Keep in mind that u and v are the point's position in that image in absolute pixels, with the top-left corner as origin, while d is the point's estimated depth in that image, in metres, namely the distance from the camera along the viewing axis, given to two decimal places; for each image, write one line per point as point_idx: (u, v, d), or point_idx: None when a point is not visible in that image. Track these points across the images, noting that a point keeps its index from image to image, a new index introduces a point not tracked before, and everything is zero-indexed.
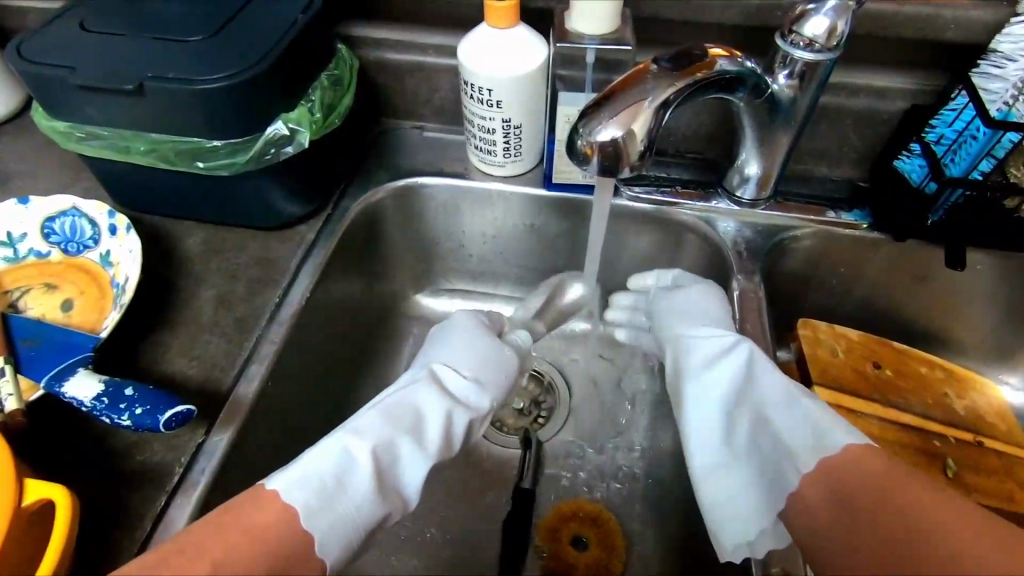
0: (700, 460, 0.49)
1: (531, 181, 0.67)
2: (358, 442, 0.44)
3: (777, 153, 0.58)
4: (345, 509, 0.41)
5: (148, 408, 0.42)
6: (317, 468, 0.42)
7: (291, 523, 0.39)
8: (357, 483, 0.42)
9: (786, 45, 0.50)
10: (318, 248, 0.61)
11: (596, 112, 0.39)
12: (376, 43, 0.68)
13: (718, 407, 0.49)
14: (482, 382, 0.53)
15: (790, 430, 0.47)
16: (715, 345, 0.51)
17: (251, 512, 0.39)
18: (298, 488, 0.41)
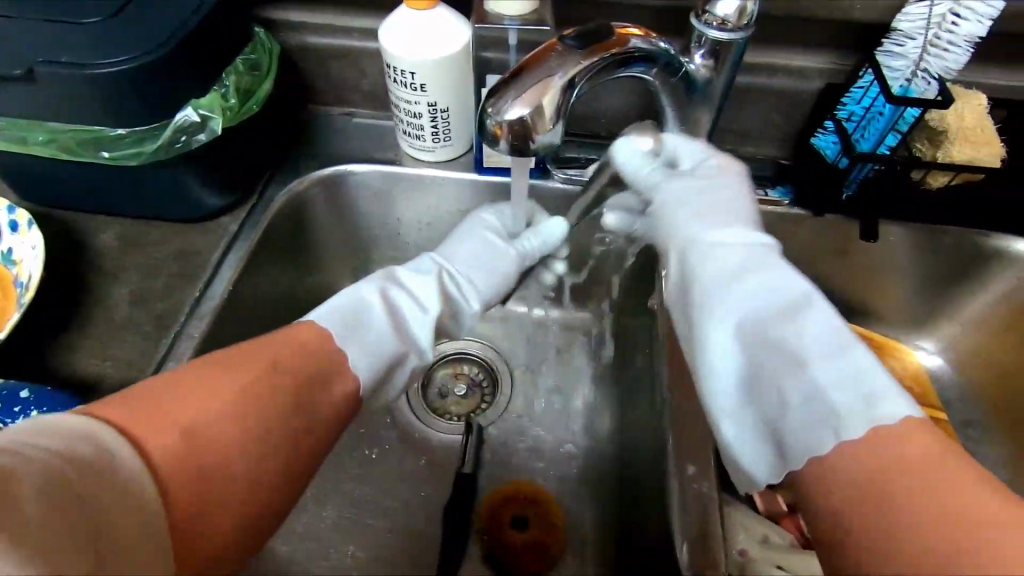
0: (716, 390, 0.44)
1: (463, 166, 0.66)
2: (369, 299, 0.50)
3: (700, 132, 0.59)
4: (368, 341, 0.47)
5: (45, 410, 0.40)
6: (355, 320, 0.47)
7: (325, 341, 0.44)
8: (375, 320, 0.48)
9: (699, 25, 0.51)
10: (242, 240, 0.59)
11: (502, 92, 0.39)
12: (297, 27, 0.66)
13: (735, 332, 0.44)
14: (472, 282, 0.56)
15: (829, 384, 0.39)
16: (771, 278, 0.45)
17: (297, 337, 0.43)
18: (326, 317, 0.46)
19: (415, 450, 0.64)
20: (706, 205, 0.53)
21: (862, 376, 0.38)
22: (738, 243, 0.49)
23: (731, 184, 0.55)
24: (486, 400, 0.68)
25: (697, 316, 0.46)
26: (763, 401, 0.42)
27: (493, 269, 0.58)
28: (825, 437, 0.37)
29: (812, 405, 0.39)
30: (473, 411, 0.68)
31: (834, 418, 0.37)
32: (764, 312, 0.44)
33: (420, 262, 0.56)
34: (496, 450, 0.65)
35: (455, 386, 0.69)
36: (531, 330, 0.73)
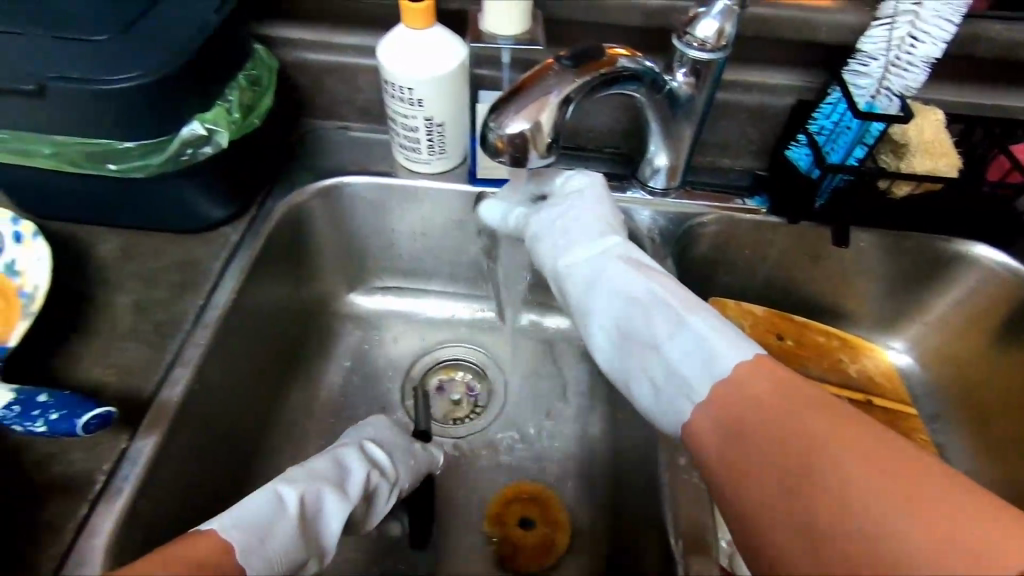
0: (606, 362, 0.51)
1: (457, 178, 0.68)
2: (282, 498, 0.44)
3: (682, 144, 0.63)
4: (272, 544, 0.41)
5: (64, 412, 0.41)
6: (253, 528, 0.40)
7: (228, 561, 0.38)
8: (284, 525, 0.42)
9: (681, 45, 0.55)
10: (243, 250, 0.60)
11: (503, 109, 0.41)
12: (295, 43, 0.68)
13: (612, 332, 0.51)
14: (392, 458, 0.56)
15: (681, 360, 0.44)
16: (639, 270, 0.51)
17: (187, 548, 0.36)
18: (233, 526, 0.40)
19: None
20: (568, 226, 0.56)
21: (699, 343, 0.44)
22: (577, 259, 0.54)
23: (594, 199, 0.57)
24: (480, 405, 0.71)
25: (575, 302, 0.54)
26: (639, 380, 0.48)
27: (406, 452, 0.57)
28: (684, 404, 0.43)
29: (672, 380, 0.45)
30: (468, 415, 0.70)
31: (692, 384, 0.43)
32: (623, 310, 0.50)
33: (319, 459, 0.50)
34: (492, 451, 0.67)
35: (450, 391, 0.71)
36: (522, 335, 0.75)
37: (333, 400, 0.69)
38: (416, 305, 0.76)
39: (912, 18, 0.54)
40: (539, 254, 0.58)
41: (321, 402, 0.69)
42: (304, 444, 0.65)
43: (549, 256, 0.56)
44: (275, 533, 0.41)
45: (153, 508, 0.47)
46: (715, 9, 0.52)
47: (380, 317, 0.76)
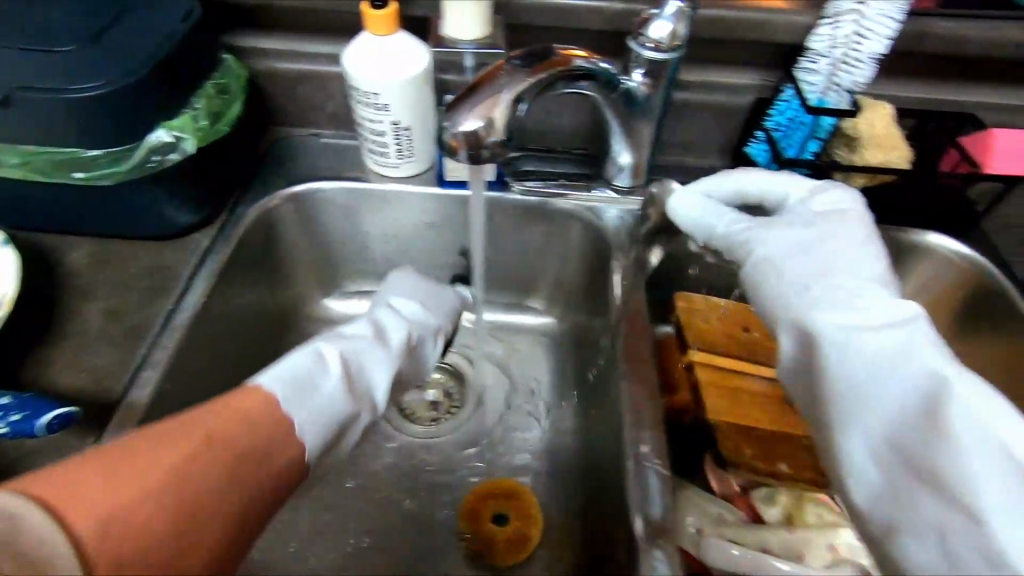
0: (858, 475, 0.47)
1: (427, 181, 0.70)
2: (328, 359, 0.49)
3: (643, 143, 0.64)
4: (318, 401, 0.45)
5: (26, 414, 0.42)
6: (308, 386, 0.45)
7: (272, 407, 0.41)
8: (325, 381, 0.47)
9: (636, 46, 0.56)
10: (213, 256, 0.61)
11: (455, 109, 0.43)
12: (264, 52, 0.69)
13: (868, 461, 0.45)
14: (426, 308, 0.63)
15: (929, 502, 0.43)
16: (912, 362, 0.45)
17: (243, 401, 0.40)
18: (283, 376, 0.45)
19: (389, 453, 0.67)
20: (831, 271, 0.49)
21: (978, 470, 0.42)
22: (869, 334, 0.46)
23: (876, 242, 0.50)
24: (457, 404, 0.71)
25: (838, 380, 0.47)
26: (921, 498, 0.45)
27: (438, 298, 0.65)
28: (998, 532, 0.42)
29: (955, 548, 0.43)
30: (444, 414, 0.70)
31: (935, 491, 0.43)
32: (915, 415, 0.45)
33: (359, 326, 0.56)
34: (467, 449, 0.68)
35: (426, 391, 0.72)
36: (496, 335, 0.76)
37: None
38: None
39: (856, 16, 0.56)
40: (772, 312, 0.51)
41: None
42: None
43: (799, 313, 0.48)
44: (328, 388, 0.46)
45: None
46: (667, 11, 0.54)
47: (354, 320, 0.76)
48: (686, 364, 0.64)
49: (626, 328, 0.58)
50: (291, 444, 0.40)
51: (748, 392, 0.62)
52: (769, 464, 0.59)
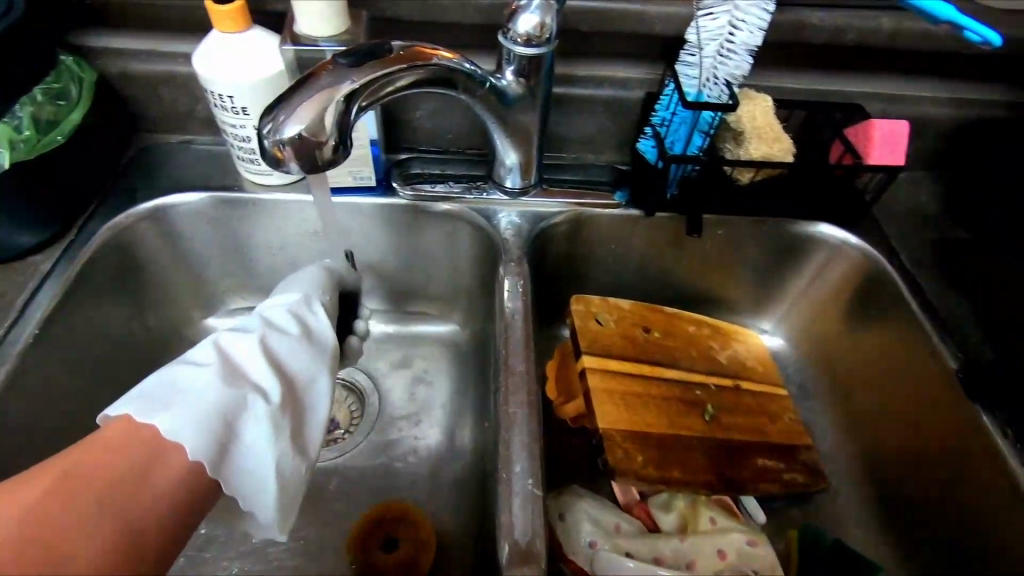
0: None
1: (305, 188, 0.65)
2: (202, 363, 0.48)
3: (530, 140, 0.61)
4: (177, 407, 0.43)
5: None
6: (177, 394, 0.44)
7: (127, 434, 0.41)
8: (183, 392, 0.45)
9: (507, 42, 0.53)
10: (53, 279, 0.55)
11: (274, 113, 0.39)
12: (117, 53, 0.63)
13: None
14: (307, 298, 0.58)
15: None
16: None
17: (102, 435, 0.40)
18: (132, 399, 0.43)
19: None
20: None
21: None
22: None
23: None
24: (352, 425, 0.67)
25: None
26: None
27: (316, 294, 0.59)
28: None
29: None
30: (338, 436, 0.66)
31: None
32: None
33: (247, 324, 0.54)
34: (359, 473, 0.64)
35: None
36: (395, 347, 0.73)
37: None
38: None
39: (730, 7, 0.54)
40: None
41: None
42: None
43: None
44: (201, 387, 0.45)
45: None
46: (533, 4, 0.51)
47: None
48: (581, 371, 0.63)
49: (508, 339, 0.56)
50: (165, 459, 0.40)
51: (633, 393, 0.62)
52: (662, 471, 0.58)
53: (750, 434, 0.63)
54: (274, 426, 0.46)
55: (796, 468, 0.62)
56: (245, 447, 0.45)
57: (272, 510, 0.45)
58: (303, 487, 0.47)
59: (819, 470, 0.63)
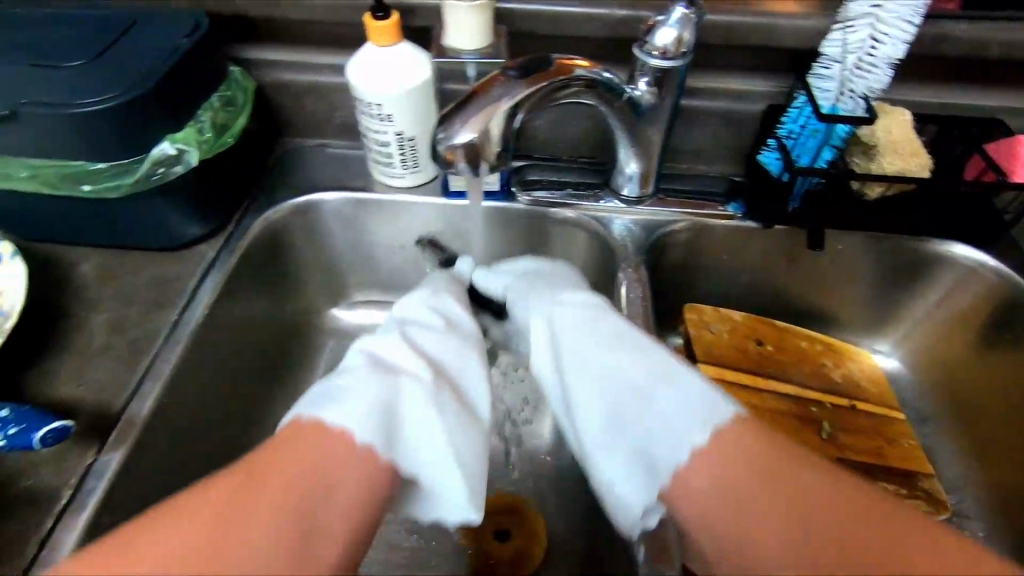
0: None
1: (431, 190, 0.69)
2: (358, 372, 0.47)
3: (652, 151, 0.63)
4: (348, 403, 0.43)
5: (24, 427, 0.39)
6: (345, 391, 0.44)
7: (305, 436, 0.40)
8: (351, 391, 0.44)
9: (642, 54, 0.55)
10: (216, 269, 0.61)
11: (452, 117, 0.42)
12: (271, 65, 0.69)
13: (614, 314, 0.54)
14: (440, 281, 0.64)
15: (667, 367, 0.48)
16: None
17: (291, 433, 0.40)
18: (307, 404, 0.43)
19: None
20: None
21: (697, 403, 0.44)
22: None
23: None
24: None
25: None
26: None
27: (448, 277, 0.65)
28: None
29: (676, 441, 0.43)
30: None
31: (682, 446, 0.42)
32: None
33: (385, 329, 0.55)
34: None
35: None
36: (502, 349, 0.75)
37: None
38: None
39: (872, 20, 0.53)
40: None
41: None
42: None
43: None
44: (360, 381, 0.45)
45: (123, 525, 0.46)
46: (672, 18, 0.53)
47: (361, 330, 0.76)
48: None
49: None
50: (343, 465, 0.39)
51: (745, 405, 0.62)
52: None
53: (869, 456, 0.62)
54: (433, 406, 0.46)
55: (918, 496, 0.59)
56: (416, 445, 0.44)
57: (457, 491, 0.44)
58: (479, 465, 0.46)
59: (943, 500, 0.59)
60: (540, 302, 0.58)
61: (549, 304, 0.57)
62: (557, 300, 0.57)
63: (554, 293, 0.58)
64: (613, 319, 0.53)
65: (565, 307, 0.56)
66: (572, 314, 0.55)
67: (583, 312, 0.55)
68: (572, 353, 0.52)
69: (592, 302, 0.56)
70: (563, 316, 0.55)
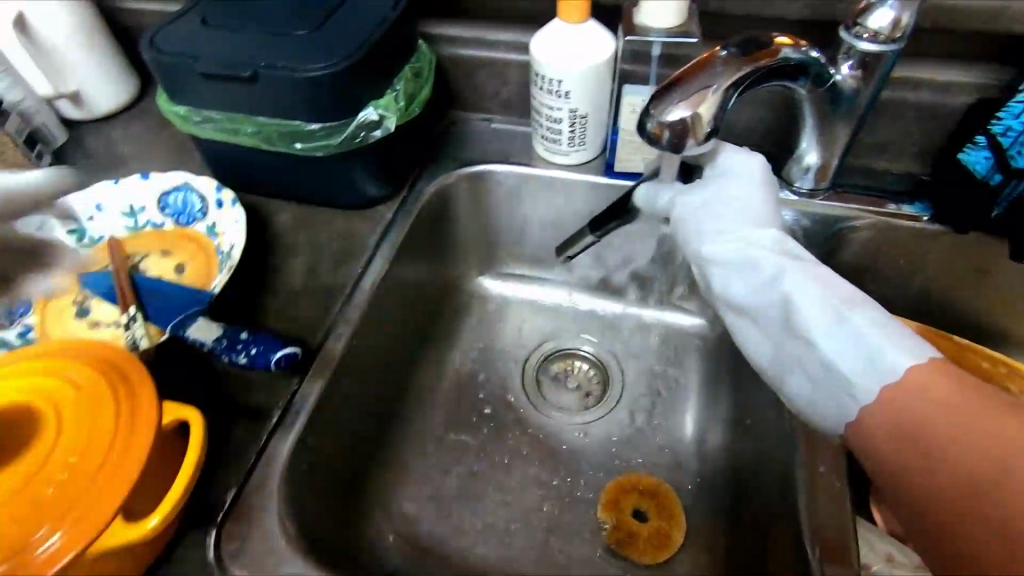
0: None
1: (594, 169, 0.71)
2: None
3: (838, 143, 0.59)
4: None
5: (260, 349, 0.47)
6: None
7: None
8: None
9: (849, 37, 0.52)
10: (394, 229, 0.66)
11: (666, 96, 0.41)
12: (451, 40, 0.73)
13: (776, 228, 0.50)
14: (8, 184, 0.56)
15: (844, 299, 0.45)
16: None
17: None
18: None
19: (533, 434, 0.69)
20: None
21: (862, 340, 0.44)
22: None
23: None
24: (597, 395, 0.73)
25: None
26: None
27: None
28: None
29: (830, 376, 0.45)
30: (584, 402, 0.73)
31: (880, 371, 0.43)
32: None
33: None
34: (608, 442, 0.68)
35: (568, 379, 0.75)
36: (642, 335, 0.77)
37: (459, 381, 0.73)
38: (540, 295, 0.80)
39: None
40: None
41: (446, 377, 0.73)
42: (431, 410, 0.70)
43: None
44: None
45: (318, 446, 0.52)
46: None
47: (507, 301, 0.80)
48: None
49: None
50: None
51: None
52: None
53: None
54: None
55: None
56: None
57: None
58: None
59: None
60: (707, 233, 0.51)
61: (710, 217, 0.51)
62: (721, 227, 0.51)
63: (745, 189, 0.52)
64: (776, 235, 0.50)
65: (731, 223, 0.51)
66: (732, 228, 0.50)
67: (747, 230, 0.50)
68: (721, 263, 0.50)
69: (758, 214, 0.51)
70: (716, 238, 0.50)
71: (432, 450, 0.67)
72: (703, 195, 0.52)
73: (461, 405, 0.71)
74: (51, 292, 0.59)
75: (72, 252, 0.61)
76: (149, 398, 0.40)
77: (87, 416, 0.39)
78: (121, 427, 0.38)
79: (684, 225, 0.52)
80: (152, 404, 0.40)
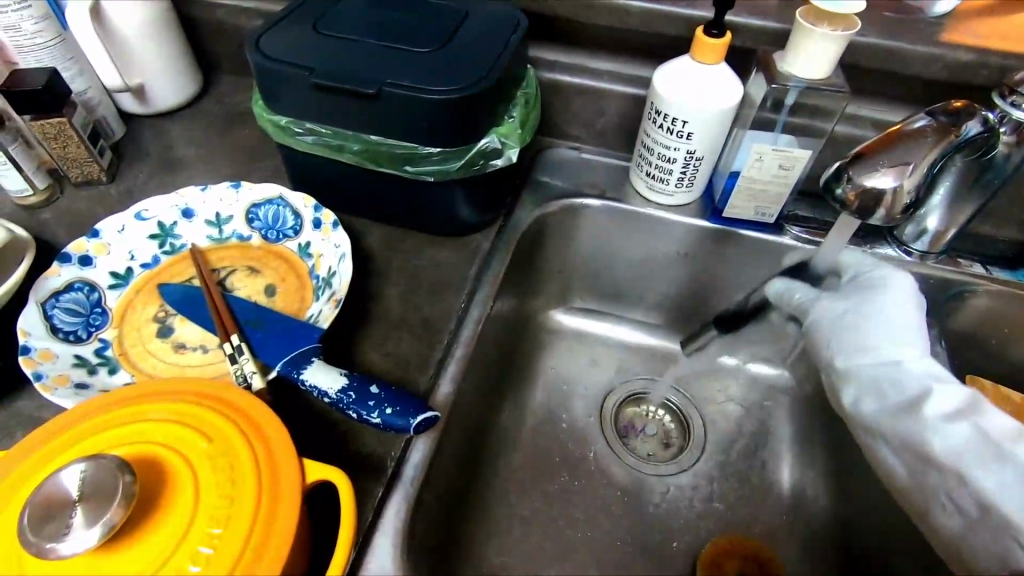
0: None
1: (695, 212, 0.67)
2: None
3: (965, 208, 0.58)
4: None
5: (398, 409, 0.43)
6: None
7: None
8: None
9: (1005, 104, 0.50)
10: (493, 261, 0.62)
11: (860, 161, 0.40)
12: (553, 66, 0.70)
13: (922, 347, 0.48)
14: None
15: (1004, 432, 0.42)
16: None
17: None
18: None
19: (619, 484, 0.66)
20: None
21: None
22: None
23: None
24: (677, 444, 0.70)
25: None
26: None
27: None
28: None
29: (987, 515, 0.41)
30: (667, 451, 0.70)
31: None
32: None
33: None
34: (696, 499, 0.65)
35: (647, 426, 0.71)
36: (727, 383, 0.74)
37: (538, 422, 0.69)
38: (616, 334, 0.77)
39: None
40: None
41: (527, 417, 0.69)
42: (511, 453, 0.66)
43: None
44: None
45: (427, 501, 0.48)
46: None
47: (583, 338, 0.77)
48: None
49: None
50: None
51: None
52: None
53: None
54: None
55: None
56: None
57: None
58: None
59: None
60: (850, 351, 0.50)
61: (853, 328, 0.50)
62: (867, 344, 0.49)
63: (889, 305, 0.50)
64: (921, 354, 0.47)
65: (870, 337, 0.49)
66: (875, 341, 0.49)
67: (888, 347, 0.48)
68: (857, 380, 0.49)
69: (903, 327, 0.48)
70: (856, 351, 0.49)
71: (516, 498, 0.63)
72: (845, 301, 0.52)
73: (542, 448, 0.67)
74: (129, 304, 0.53)
75: (151, 261, 0.56)
76: (290, 455, 0.35)
77: (226, 474, 0.34)
78: (267, 489, 0.34)
79: (820, 333, 0.52)
80: (294, 462, 0.35)
